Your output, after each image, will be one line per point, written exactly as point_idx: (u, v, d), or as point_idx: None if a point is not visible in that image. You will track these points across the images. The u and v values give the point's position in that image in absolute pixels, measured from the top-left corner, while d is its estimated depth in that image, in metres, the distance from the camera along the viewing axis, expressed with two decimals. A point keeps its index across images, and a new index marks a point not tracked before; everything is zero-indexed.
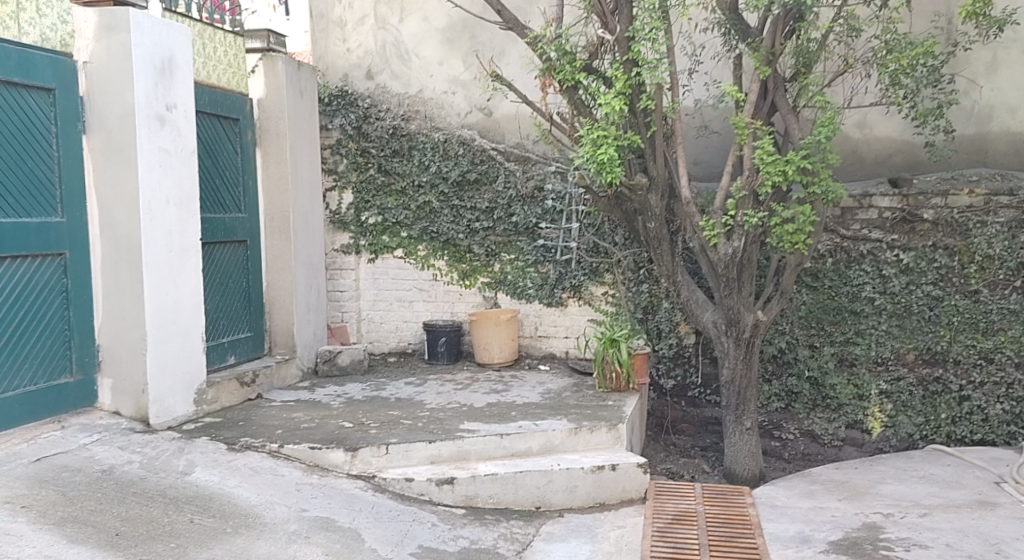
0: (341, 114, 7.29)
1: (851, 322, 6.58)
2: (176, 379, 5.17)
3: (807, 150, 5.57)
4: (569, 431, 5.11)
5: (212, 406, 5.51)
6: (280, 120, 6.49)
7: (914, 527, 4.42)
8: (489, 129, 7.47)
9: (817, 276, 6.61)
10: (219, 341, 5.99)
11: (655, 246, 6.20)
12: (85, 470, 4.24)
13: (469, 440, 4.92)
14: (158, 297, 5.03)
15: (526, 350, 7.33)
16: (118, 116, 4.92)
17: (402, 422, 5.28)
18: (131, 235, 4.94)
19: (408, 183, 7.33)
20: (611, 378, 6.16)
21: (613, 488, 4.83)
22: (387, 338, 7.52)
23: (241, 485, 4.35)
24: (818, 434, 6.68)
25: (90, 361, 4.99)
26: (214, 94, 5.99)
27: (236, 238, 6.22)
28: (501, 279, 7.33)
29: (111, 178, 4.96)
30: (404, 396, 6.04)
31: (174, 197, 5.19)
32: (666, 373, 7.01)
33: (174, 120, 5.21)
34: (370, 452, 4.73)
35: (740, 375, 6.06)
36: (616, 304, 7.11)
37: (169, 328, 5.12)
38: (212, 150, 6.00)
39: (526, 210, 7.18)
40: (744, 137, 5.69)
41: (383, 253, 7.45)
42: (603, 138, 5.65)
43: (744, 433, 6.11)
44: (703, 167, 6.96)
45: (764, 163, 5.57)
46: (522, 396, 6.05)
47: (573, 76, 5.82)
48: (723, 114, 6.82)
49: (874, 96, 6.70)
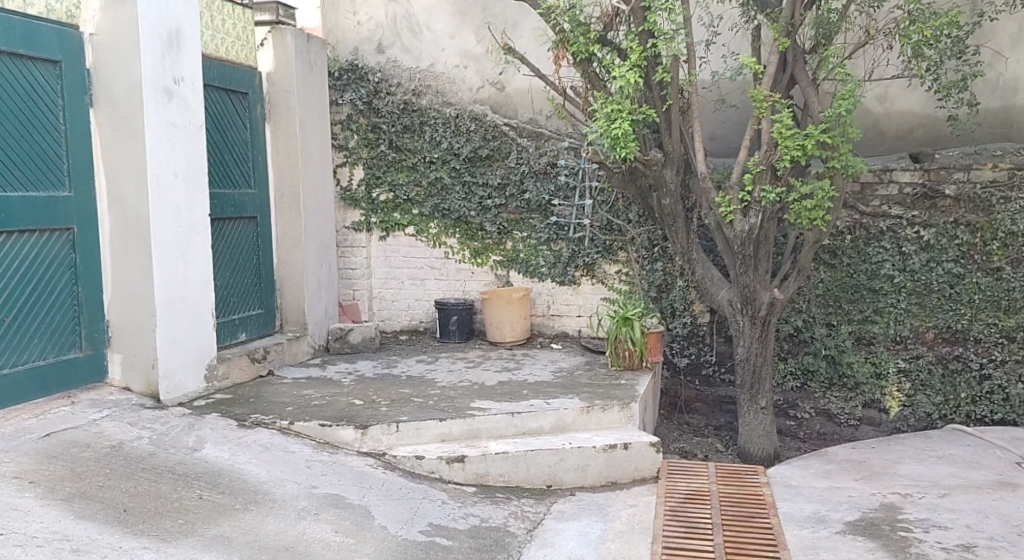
0: (351, 88, 7.20)
1: (869, 300, 6.47)
2: (186, 355, 5.14)
3: (827, 122, 5.46)
4: (581, 410, 5.05)
5: (223, 382, 5.48)
6: (290, 95, 6.42)
7: (933, 508, 4.34)
8: (502, 104, 7.37)
9: (835, 254, 6.52)
10: (230, 317, 5.96)
11: (669, 223, 6.10)
12: (95, 445, 4.21)
13: (480, 418, 4.87)
14: (167, 272, 4.99)
15: (539, 329, 7.27)
16: (125, 88, 4.85)
17: (413, 400, 5.24)
18: (139, 209, 4.88)
19: (420, 159, 7.25)
20: (625, 356, 6.08)
21: (626, 467, 4.76)
22: (398, 316, 7.47)
23: (251, 461, 4.31)
24: (834, 413, 6.59)
25: (99, 336, 4.96)
26: (222, 68, 5.91)
27: (246, 214, 6.16)
28: (513, 257, 7.26)
29: (119, 151, 4.90)
30: (415, 374, 5.99)
31: (182, 172, 5.13)
32: (679, 352, 6.92)
33: (181, 93, 5.15)
34: (380, 430, 4.68)
35: (755, 353, 5.98)
36: (630, 282, 7.02)
37: (178, 304, 5.08)
38: (221, 125, 5.94)
39: (539, 187, 7.08)
40: (763, 110, 5.58)
41: (395, 230, 7.40)
42: (618, 112, 5.56)
43: (759, 412, 6.04)
44: (720, 142, 6.83)
45: (783, 138, 5.48)
46: (534, 375, 5.99)
47: (587, 48, 5.71)
48: (740, 87, 6.68)
49: (896, 68, 6.54)
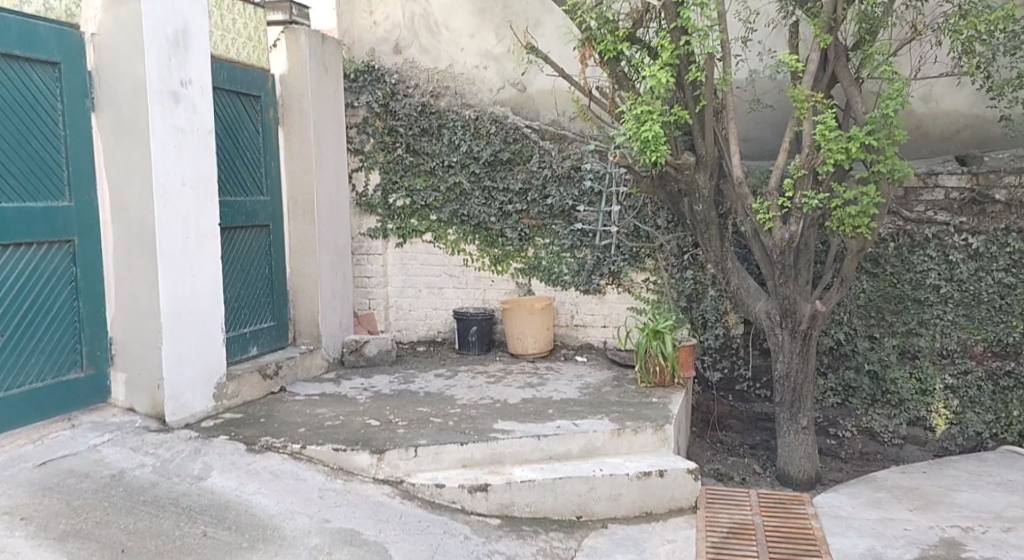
0: (368, 91, 6.91)
1: (913, 311, 6.12)
2: (194, 372, 4.85)
3: (873, 124, 5.12)
4: (612, 433, 4.74)
5: (233, 401, 5.20)
6: (304, 98, 6.13)
7: (998, 545, 4.03)
8: (523, 105, 7.07)
9: (877, 262, 6.17)
10: (241, 331, 5.67)
11: (702, 230, 5.76)
12: (93, 475, 3.93)
13: (504, 442, 4.56)
14: (173, 286, 4.70)
15: (562, 340, 6.95)
16: (129, 92, 4.57)
17: (432, 421, 4.93)
18: (143, 219, 4.60)
19: (438, 163, 6.95)
20: (655, 372, 5.76)
21: (662, 497, 4.45)
22: (416, 326, 7.18)
23: (260, 491, 4.02)
24: (877, 432, 6.26)
25: (101, 354, 4.68)
26: (233, 70, 5.63)
27: (258, 222, 5.88)
28: (535, 264, 6.94)
29: (123, 158, 4.62)
30: (434, 391, 5.68)
31: (190, 179, 4.85)
32: (711, 365, 6.59)
33: (189, 96, 4.87)
34: (397, 455, 4.38)
35: (796, 370, 5.66)
36: (659, 291, 6.69)
37: (186, 319, 4.80)
38: (232, 130, 5.66)
39: (563, 192, 6.77)
40: (804, 111, 5.25)
41: (412, 237, 7.09)
42: (648, 114, 5.25)
43: (800, 432, 5.73)
44: (753, 145, 6.51)
45: (825, 139, 5.15)
46: (559, 391, 5.65)
47: (615, 47, 5.38)
48: (777, 87, 6.34)
49: (944, 66, 6.19)
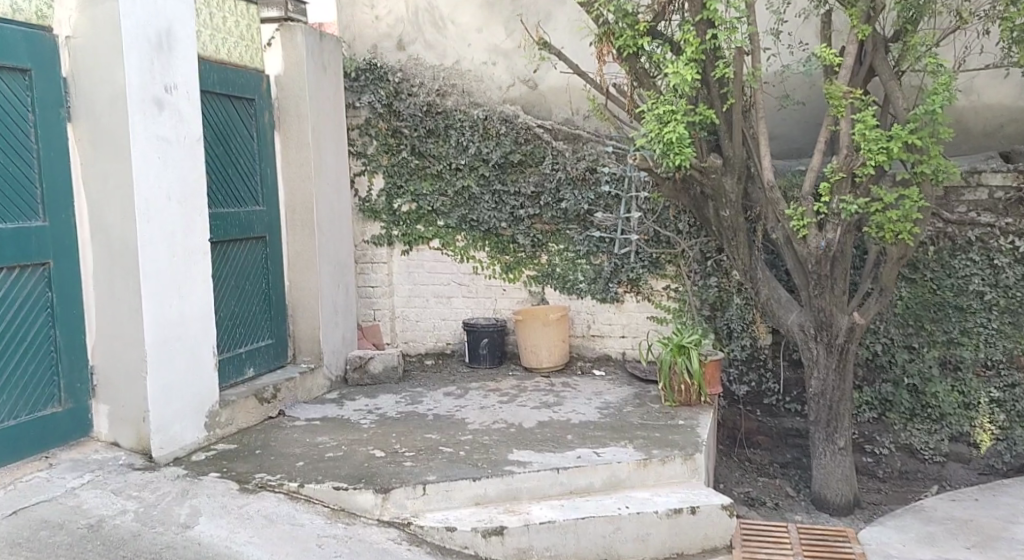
0: (369, 90, 6.52)
1: (955, 319, 5.71)
2: (184, 402, 4.49)
3: (915, 123, 4.74)
4: (637, 463, 4.35)
5: (227, 429, 4.83)
6: (301, 100, 5.74)
7: None
8: (534, 103, 6.67)
9: (915, 267, 5.76)
10: (236, 351, 5.29)
11: (729, 236, 5.36)
12: (68, 526, 3.62)
13: (520, 476, 4.19)
14: (159, 310, 4.33)
15: (578, 351, 6.56)
16: (108, 101, 4.19)
17: (441, 450, 4.54)
18: (125, 239, 4.23)
19: (445, 166, 6.56)
20: (681, 391, 5.36)
21: (694, 536, 4.10)
22: (423, 338, 6.79)
23: (252, 540, 3.69)
24: (917, 449, 5.85)
25: (81, 386, 4.31)
26: (224, 72, 5.22)
27: (254, 234, 5.48)
28: (548, 272, 6.54)
29: (102, 172, 4.24)
30: (443, 413, 5.29)
31: (177, 194, 4.48)
32: (738, 379, 6.19)
33: (175, 103, 4.48)
34: (404, 494, 4.01)
35: (832, 387, 5.26)
36: (680, 299, 6.29)
37: (174, 345, 4.43)
38: (224, 136, 5.25)
39: (577, 196, 6.35)
40: (841, 109, 4.87)
41: (418, 243, 6.70)
42: (670, 114, 4.86)
43: (837, 453, 5.32)
44: (780, 142, 6.13)
45: (864, 139, 4.75)
46: (577, 413, 5.25)
47: (636, 42, 5.00)
48: (809, 82, 5.94)
49: (990, 56, 5.78)
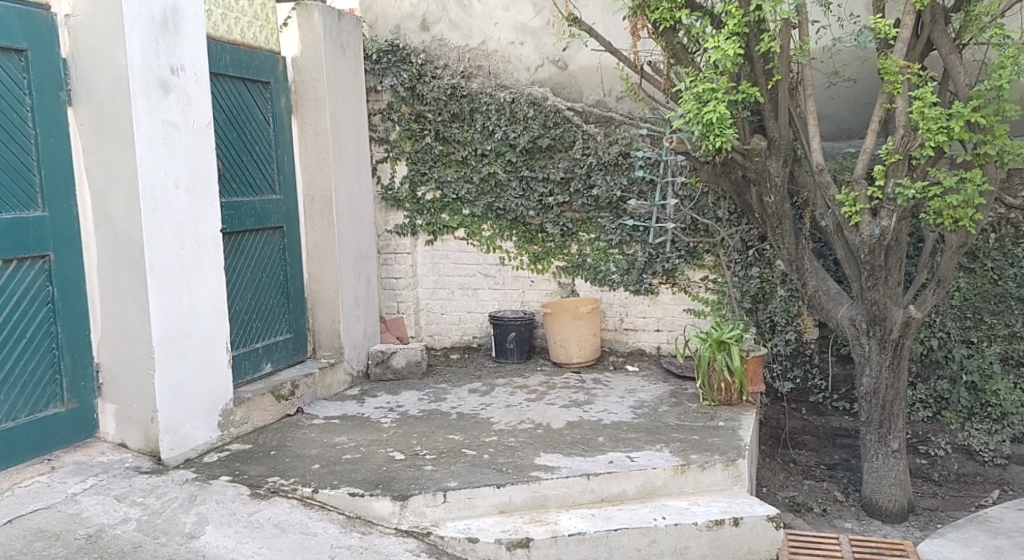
0: (392, 72, 6.20)
1: (1017, 312, 5.35)
2: (195, 401, 4.24)
3: (979, 99, 4.38)
4: (674, 469, 4.05)
5: (242, 428, 4.57)
6: (319, 82, 5.44)
7: None
8: (564, 85, 6.34)
9: (975, 256, 5.40)
10: (253, 346, 5.03)
11: (772, 224, 5.03)
12: (66, 536, 3.42)
13: (548, 483, 3.90)
14: (167, 304, 4.08)
15: (610, 346, 6.25)
16: (109, 82, 3.95)
17: (465, 453, 4.26)
18: (130, 229, 3.99)
19: (470, 152, 6.25)
20: (720, 390, 5.03)
21: (736, 548, 3.82)
22: (448, 331, 6.53)
23: (261, 552, 3.44)
24: (976, 450, 5.47)
25: (85, 385, 4.09)
26: (238, 53, 4.93)
27: (271, 224, 5.20)
28: (579, 262, 6.22)
29: (105, 159, 4.00)
30: (467, 412, 5.01)
31: (185, 181, 4.22)
32: (781, 375, 5.88)
33: (182, 86, 4.21)
34: (423, 502, 3.74)
35: (885, 385, 4.90)
36: (719, 291, 5.97)
37: (183, 341, 4.18)
38: (237, 121, 4.97)
39: (610, 181, 6.02)
40: (897, 86, 4.51)
41: (443, 233, 6.43)
42: (710, 92, 4.55)
43: (890, 456, 4.97)
44: (828, 123, 5.76)
45: (923, 117, 4.39)
46: (609, 412, 4.94)
47: (673, 15, 4.67)
48: (860, 58, 5.55)
49: None
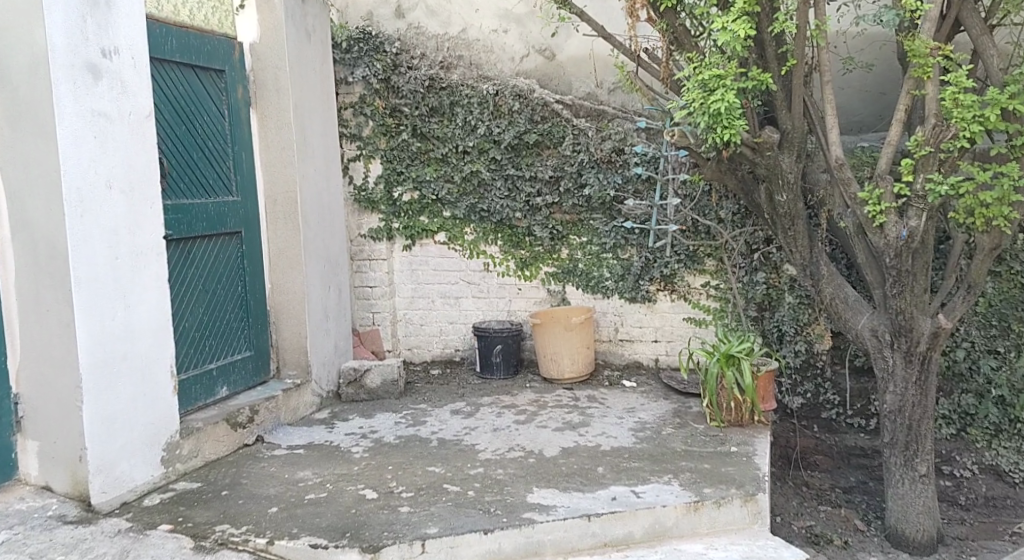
0: (363, 63, 5.63)
1: None
2: (133, 435, 3.67)
3: (1017, 84, 3.91)
4: (686, 507, 3.55)
5: (191, 463, 4.01)
6: (280, 71, 4.89)
7: None
8: (551, 76, 5.83)
9: (1002, 259, 4.94)
10: (206, 367, 4.48)
11: (784, 225, 4.53)
12: None
13: (543, 526, 3.38)
14: (98, 323, 3.52)
15: (604, 358, 5.74)
16: (27, 66, 3.39)
17: (446, 488, 3.74)
18: (53, 236, 3.43)
19: (451, 149, 5.72)
20: (730, 409, 4.53)
21: None
22: (428, 344, 5.99)
23: None
24: (1005, 471, 4.99)
25: (3, 420, 3.54)
26: (185, 38, 4.39)
27: (226, 229, 4.64)
28: (570, 268, 5.71)
29: (24, 156, 3.45)
30: (450, 437, 4.47)
31: (120, 180, 3.65)
32: (791, 390, 5.42)
33: (117, 71, 3.65)
34: (397, 554, 3.21)
35: (911, 402, 4.41)
36: (721, 298, 5.47)
37: (118, 365, 3.61)
38: (186, 114, 4.41)
39: (602, 179, 5.51)
40: (925, 71, 4.02)
41: (421, 237, 5.88)
42: (717, 80, 4.05)
43: (916, 482, 4.47)
44: (842, 114, 5.32)
45: (955, 105, 3.91)
46: (609, 436, 4.42)
47: None
48: (879, 42, 5.13)
49: None
